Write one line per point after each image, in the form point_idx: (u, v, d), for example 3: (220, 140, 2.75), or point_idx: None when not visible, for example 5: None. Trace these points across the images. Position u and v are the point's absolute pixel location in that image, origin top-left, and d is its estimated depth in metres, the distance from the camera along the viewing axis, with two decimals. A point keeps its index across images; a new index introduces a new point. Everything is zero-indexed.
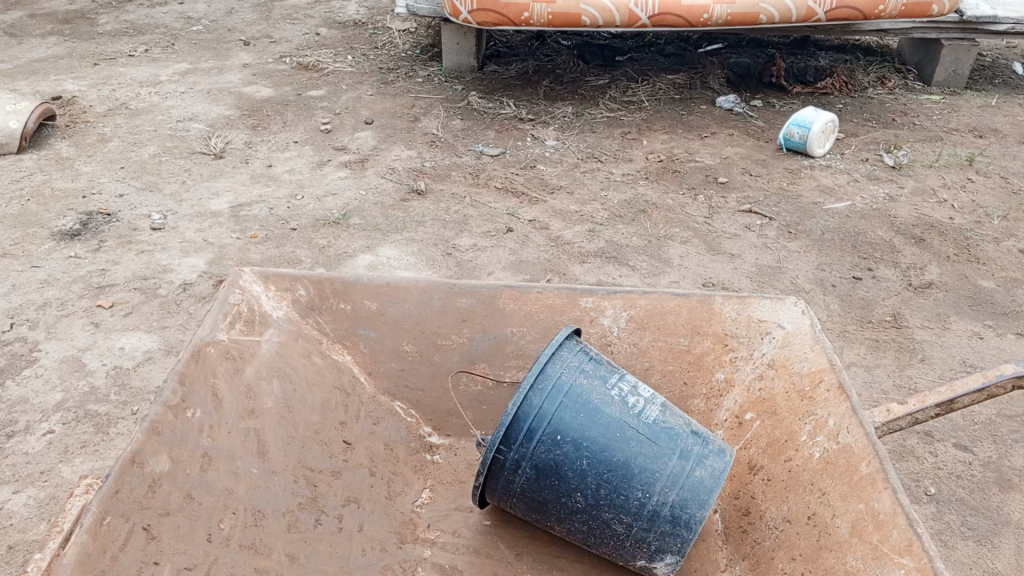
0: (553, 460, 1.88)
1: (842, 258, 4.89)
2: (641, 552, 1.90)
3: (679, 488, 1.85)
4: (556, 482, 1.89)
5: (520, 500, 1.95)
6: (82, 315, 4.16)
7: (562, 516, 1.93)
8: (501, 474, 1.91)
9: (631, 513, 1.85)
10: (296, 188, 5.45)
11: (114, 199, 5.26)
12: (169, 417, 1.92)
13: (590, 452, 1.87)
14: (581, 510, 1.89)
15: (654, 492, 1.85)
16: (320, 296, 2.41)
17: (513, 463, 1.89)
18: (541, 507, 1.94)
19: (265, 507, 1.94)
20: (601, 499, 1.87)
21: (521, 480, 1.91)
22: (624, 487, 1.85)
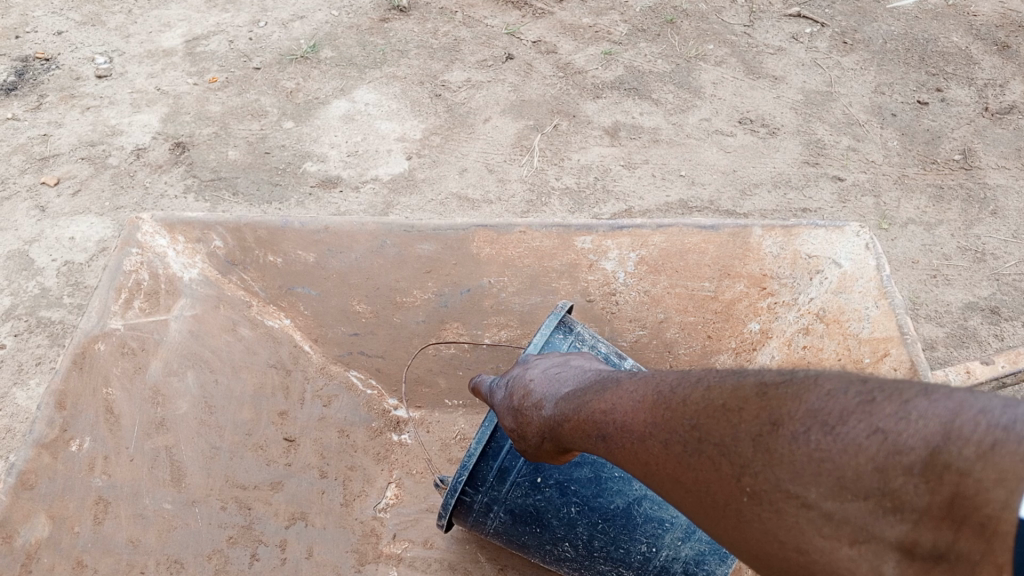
0: (533, 507, 1.45)
1: (907, 74, 4.10)
2: None
3: (696, 541, 1.44)
4: (539, 529, 1.47)
5: (494, 538, 1.54)
6: (25, 197, 3.67)
7: (547, 559, 1.54)
8: (467, 516, 1.48)
9: (633, 566, 1.47)
10: (258, 12, 4.65)
11: (51, 38, 4.52)
12: (45, 461, 1.49)
13: (581, 497, 1.44)
14: (570, 557, 1.51)
15: (664, 547, 1.44)
16: (242, 246, 1.89)
17: (483, 507, 1.46)
18: (520, 548, 1.55)
19: (184, 554, 1.58)
20: (596, 550, 1.47)
21: (493, 523, 1.49)
22: (625, 539, 1.45)
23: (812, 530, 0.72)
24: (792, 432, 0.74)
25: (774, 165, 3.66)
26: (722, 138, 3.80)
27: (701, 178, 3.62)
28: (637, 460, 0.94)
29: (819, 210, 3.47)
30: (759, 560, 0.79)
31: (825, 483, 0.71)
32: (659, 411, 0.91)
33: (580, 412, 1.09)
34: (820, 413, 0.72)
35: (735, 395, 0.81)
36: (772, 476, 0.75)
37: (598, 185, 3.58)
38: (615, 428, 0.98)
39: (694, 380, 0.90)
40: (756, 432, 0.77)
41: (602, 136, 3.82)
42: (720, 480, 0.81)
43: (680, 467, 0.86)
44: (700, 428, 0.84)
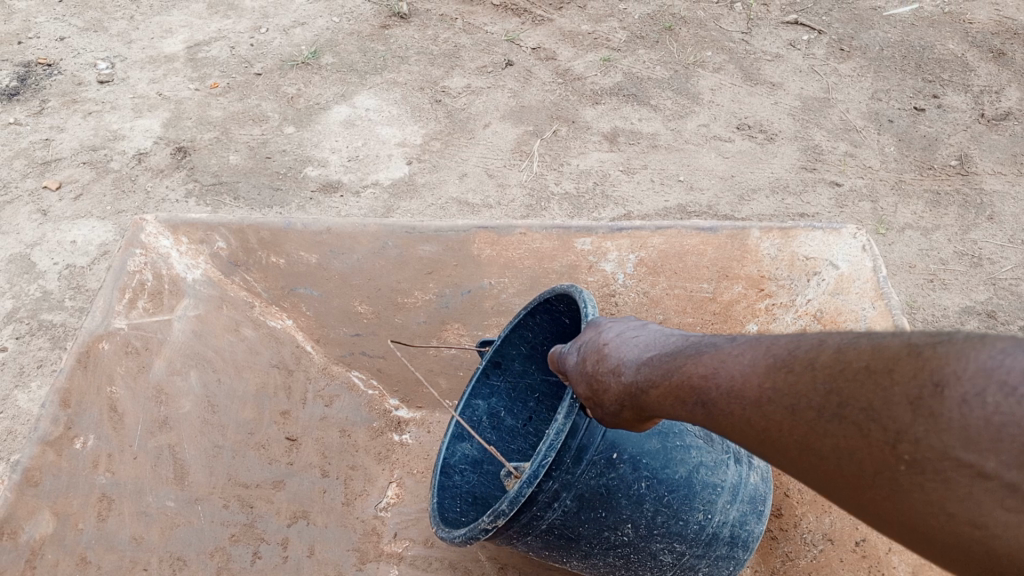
0: (604, 488, 1.28)
1: (903, 81, 4.13)
2: None
3: (741, 502, 1.43)
4: (603, 512, 1.29)
5: (542, 534, 1.29)
6: (27, 201, 3.69)
7: (597, 552, 1.34)
8: (533, 507, 1.23)
9: (687, 539, 1.38)
10: (259, 19, 4.68)
11: (53, 43, 4.56)
12: (49, 458, 1.51)
13: (648, 471, 1.33)
14: (623, 544, 1.34)
15: (716, 512, 1.40)
16: (245, 248, 1.91)
17: (551, 496, 1.23)
18: (569, 544, 1.32)
19: (187, 551, 1.59)
20: (657, 527, 1.35)
21: (556, 512, 1.26)
22: (682, 509, 1.37)
23: (989, 501, 0.65)
24: (957, 396, 0.66)
25: (773, 170, 3.69)
26: (720, 143, 3.82)
27: (700, 183, 3.64)
28: (751, 426, 0.86)
29: (817, 215, 3.48)
30: (913, 531, 0.72)
31: (1004, 451, 0.63)
32: (781, 374, 0.83)
33: (674, 378, 0.99)
34: (996, 372, 0.64)
35: (881, 355, 0.73)
36: (935, 442, 0.67)
37: (597, 190, 3.60)
38: (723, 396, 0.90)
39: (817, 341, 0.81)
40: (913, 395, 0.68)
41: (601, 141, 3.84)
42: (868, 448, 0.72)
43: (812, 434, 0.78)
44: (839, 393, 0.75)
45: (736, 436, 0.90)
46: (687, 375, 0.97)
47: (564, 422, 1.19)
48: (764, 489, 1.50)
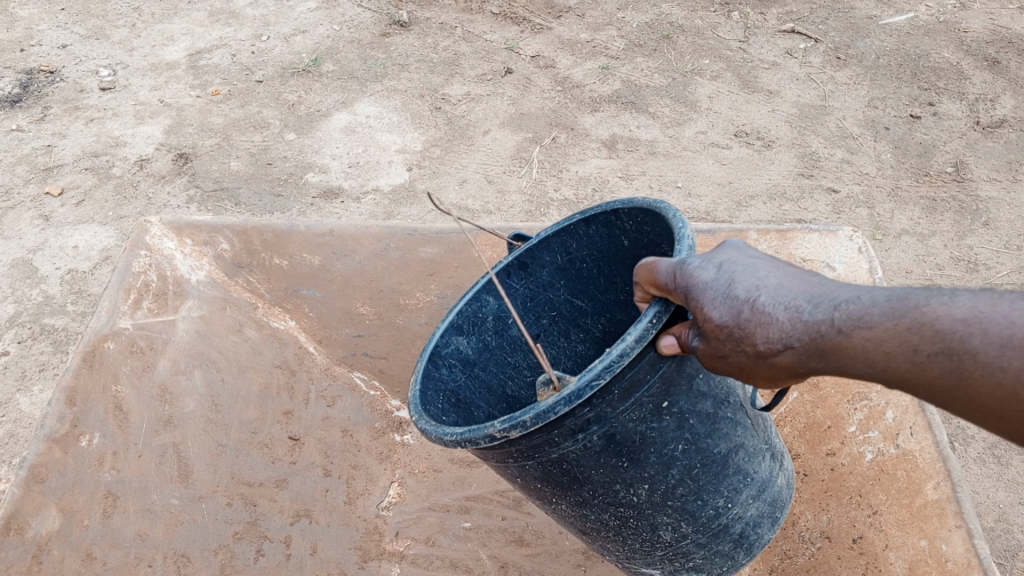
0: (638, 434, 1.11)
1: (899, 89, 4.17)
2: (666, 565, 1.29)
3: (761, 501, 1.28)
4: (624, 464, 1.13)
5: (542, 464, 1.13)
6: (29, 206, 3.71)
7: (595, 502, 1.18)
8: (550, 430, 1.07)
9: (698, 522, 1.22)
10: (260, 26, 4.71)
11: (55, 51, 4.59)
12: (55, 455, 1.53)
13: (692, 435, 1.16)
14: (630, 504, 1.17)
15: (738, 503, 1.24)
16: (248, 249, 1.93)
17: (578, 423, 1.06)
18: (567, 485, 1.16)
19: (191, 548, 1.61)
20: (673, 499, 1.18)
21: (574, 444, 1.09)
22: (707, 491, 1.20)
23: None
24: None
25: (770, 177, 3.72)
26: (718, 150, 3.86)
27: (698, 189, 3.67)
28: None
29: (814, 220, 3.51)
30: None
31: None
32: None
33: (897, 322, 0.84)
34: None
35: None
36: None
37: (595, 196, 3.62)
38: (990, 345, 0.78)
39: None
40: None
41: (599, 148, 3.87)
42: None
43: None
44: None
45: (979, 395, 0.79)
46: (922, 318, 0.82)
47: (633, 350, 1.01)
48: (785, 496, 1.35)
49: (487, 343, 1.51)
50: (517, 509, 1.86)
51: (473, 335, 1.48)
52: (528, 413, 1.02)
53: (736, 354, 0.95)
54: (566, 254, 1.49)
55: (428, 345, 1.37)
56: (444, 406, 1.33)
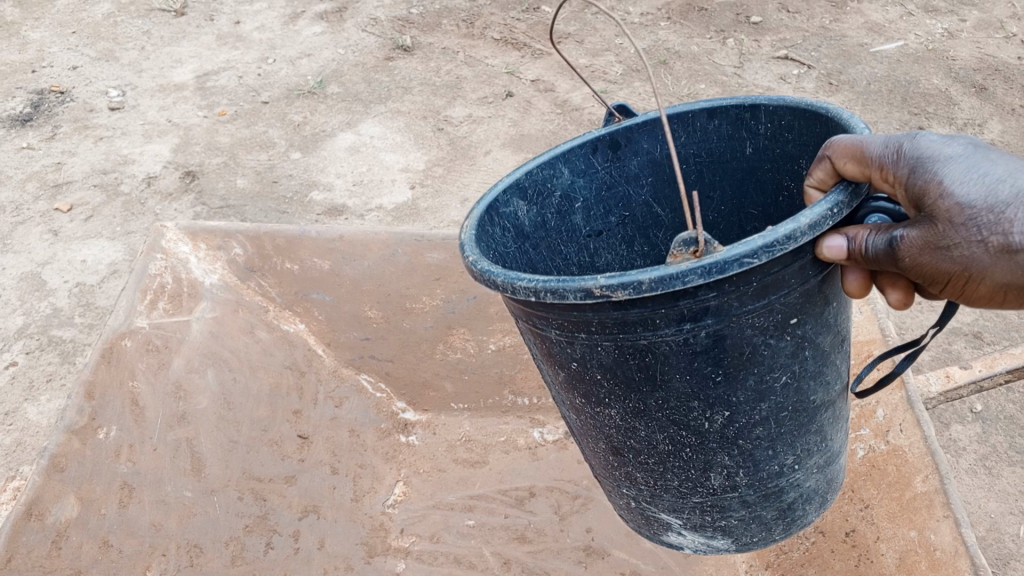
0: (748, 347, 1.00)
1: (890, 114, 4.28)
2: (696, 514, 1.23)
3: (819, 475, 1.24)
4: (718, 381, 1.02)
5: (620, 349, 1.01)
6: (39, 222, 3.78)
7: (658, 415, 1.08)
8: (656, 307, 0.94)
9: (756, 473, 1.16)
10: (267, 50, 4.83)
11: (66, 72, 4.71)
12: (75, 446, 1.58)
13: (798, 370, 1.07)
14: (701, 431, 1.09)
15: (802, 468, 1.20)
16: (260, 253, 1.99)
17: (691, 309, 0.94)
18: (635, 385, 1.05)
19: (204, 539, 1.66)
20: (746, 439, 1.11)
21: (674, 336, 0.97)
22: (780, 443, 1.14)
23: None
24: None
25: None
26: None
27: None
28: None
29: None
30: None
31: None
32: None
33: None
34: None
35: None
36: None
37: None
38: None
39: None
40: None
41: None
42: None
43: None
44: None
45: None
46: None
47: (804, 238, 0.89)
48: (835, 480, 1.32)
49: (546, 221, 1.40)
50: (519, 507, 1.91)
51: (534, 205, 1.37)
52: (649, 274, 0.88)
53: (977, 245, 0.89)
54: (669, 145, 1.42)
55: (490, 194, 1.26)
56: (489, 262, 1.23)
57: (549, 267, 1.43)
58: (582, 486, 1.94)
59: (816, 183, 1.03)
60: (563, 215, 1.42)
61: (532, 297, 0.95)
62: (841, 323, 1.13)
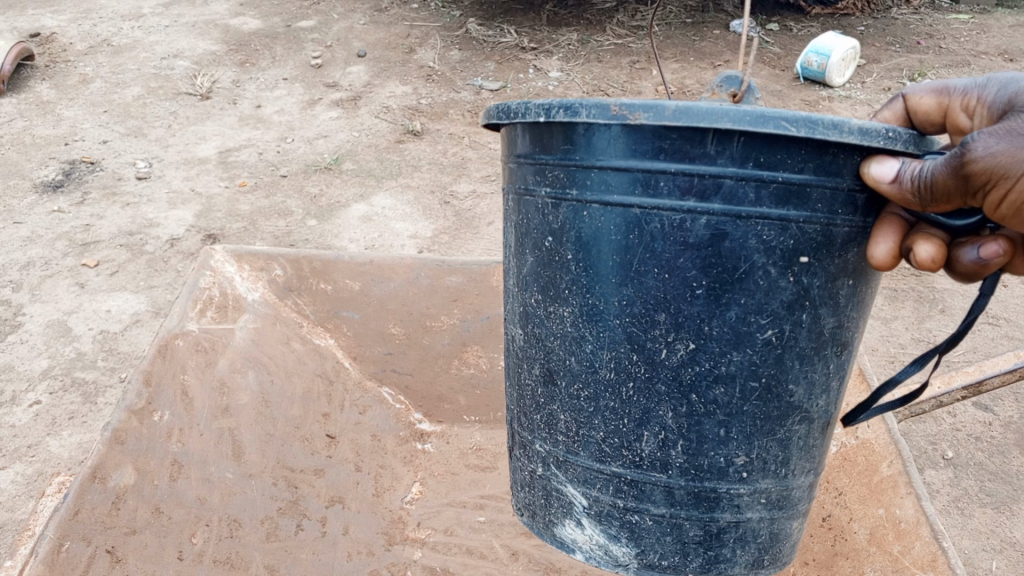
0: (735, 273, 1.05)
1: None
2: (616, 498, 1.22)
3: (760, 508, 1.23)
4: (696, 297, 1.07)
5: (607, 218, 1.09)
6: (67, 275, 4.01)
7: (613, 321, 1.13)
8: (665, 162, 1.02)
9: (693, 453, 1.16)
10: (286, 130, 5.21)
11: (97, 146, 5.05)
12: (133, 423, 1.74)
13: (785, 346, 1.11)
14: (658, 363, 1.12)
15: (745, 479, 1.19)
16: (298, 275, 2.23)
17: (691, 189, 1.02)
18: (603, 275, 1.11)
19: (242, 515, 1.82)
20: (701, 395, 1.13)
21: (669, 214, 1.05)
22: (734, 428, 1.15)
23: None
24: None
25: None
26: None
27: None
28: None
29: None
30: None
31: None
32: None
33: None
34: None
35: None
36: None
37: None
38: None
39: None
40: None
41: None
42: None
43: None
44: None
45: None
46: None
47: (847, 135, 0.97)
48: (774, 544, 1.29)
49: None
50: None
51: None
52: (679, 105, 0.97)
53: None
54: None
55: None
56: None
57: None
58: None
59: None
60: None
61: (543, 116, 1.08)
62: (850, 324, 1.16)
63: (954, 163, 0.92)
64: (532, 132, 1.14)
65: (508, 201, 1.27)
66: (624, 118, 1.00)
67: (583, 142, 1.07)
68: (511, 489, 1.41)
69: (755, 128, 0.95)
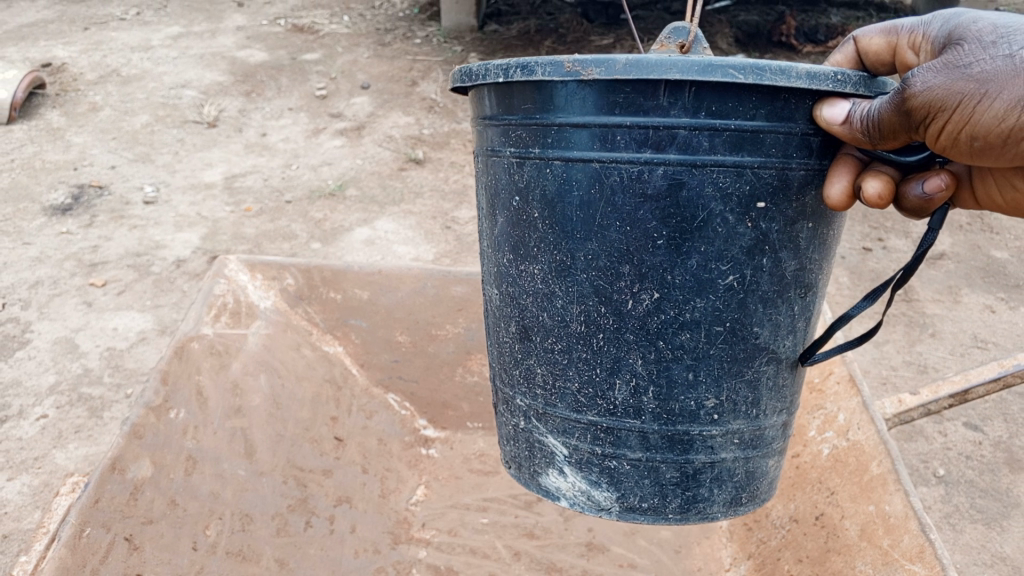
0: (694, 220, 1.14)
1: (851, 227, 4.58)
2: (593, 445, 1.31)
3: (734, 448, 1.31)
4: (658, 247, 1.16)
5: (571, 173, 1.17)
6: (74, 294, 4.08)
7: (581, 274, 1.20)
8: (621, 117, 1.10)
9: (664, 399, 1.25)
10: (291, 158, 5.33)
11: (106, 171, 5.15)
12: (151, 419, 1.81)
13: (745, 287, 1.19)
14: (625, 314, 1.20)
15: (717, 419, 1.28)
16: (309, 284, 2.31)
17: (648, 142, 1.10)
18: (569, 232, 1.19)
19: (253, 511, 1.88)
20: (668, 343, 1.21)
21: (628, 166, 1.12)
22: (702, 372, 1.24)
23: None
24: None
25: None
26: None
27: None
28: None
29: None
30: None
31: None
32: None
33: None
34: None
35: None
36: None
37: None
38: None
39: None
40: None
41: None
42: None
43: None
44: None
45: None
46: None
47: (793, 80, 1.05)
48: (750, 483, 1.38)
49: None
50: (528, 509, 2.18)
51: None
52: (629, 58, 1.04)
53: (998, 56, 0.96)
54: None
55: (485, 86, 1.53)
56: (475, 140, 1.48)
57: None
58: None
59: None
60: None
61: (503, 76, 1.15)
62: (810, 266, 1.25)
63: (894, 102, 0.99)
64: (495, 94, 1.22)
65: (479, 164, 1.35)
66: (577, 75, 1.07)
67: (543, 101, 1.15)
68: (499, 443, 1.50)
69: (703, 77, 1.03)
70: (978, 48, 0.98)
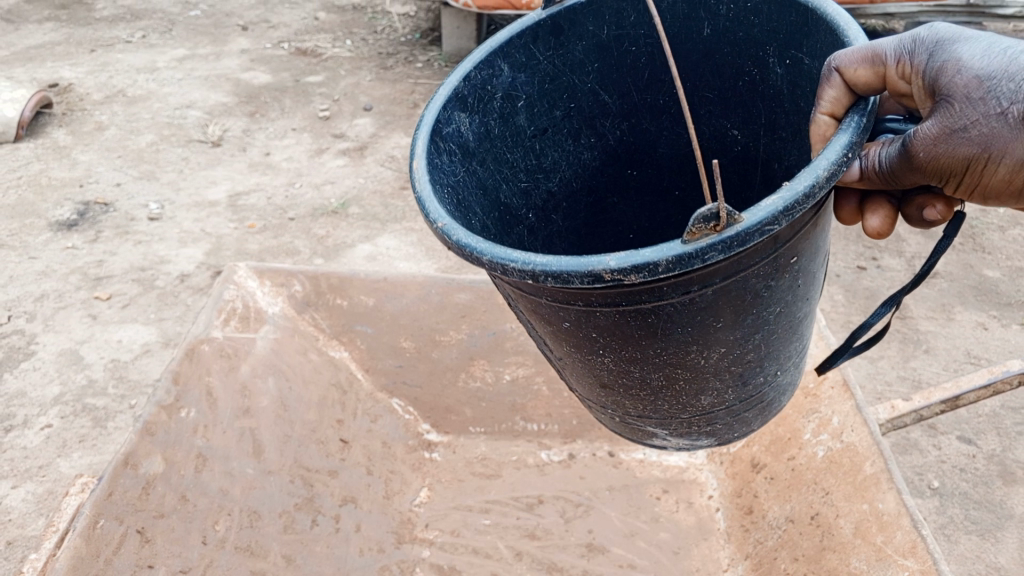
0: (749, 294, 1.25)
1: (846, 246, 4.60)
2: (685, 428, 1.53)
3: (795, 369, 1.56)
4: (718, 325, 1.27)
5: (621, 313, 1.23)
6: (79, 307, 4.14)
7: (653, 361, 1.33)
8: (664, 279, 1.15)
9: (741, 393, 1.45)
10: (295, 177, 5.41)
11: (111, 188, 5.23)
12: (163, 417, 1.87)
13: (791, 298, 1.34)
14: (698, 366, 1.34)
15: (780, 371, 1.49)
16: (316, 291, 2.35)
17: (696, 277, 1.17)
18: (631, 339, 1.29)
19: (261, 508, 1.93)
20: (735, 363, 1.37)
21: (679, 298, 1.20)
22: (766, 359, 1.42)
23: None
24: None
25: None
26: None
27: None
28: None
29: None
30: None
31: None
32: None
33: None
34: None
35: None
36: None
37: None
38: None
39: None
40: None
41: None
42: None
43: None
44: None
45: None
46: None
47: (820, 190, 1.10)
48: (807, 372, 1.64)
49: (489, 126, 1.71)
50: (530, 511, 2.23)
51: (480, 112, 1.67)
52: (667, 257, 1.06)
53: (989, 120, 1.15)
54: (614, 28, 1.82)
55: (426, 118, 1.51)
56: (449, 183, 1.50)
57: (499, 170, 1.74)
58: (584, 496, 2.27)
59: (828, 107, 1.22)
60: (505, 114, 1.74)
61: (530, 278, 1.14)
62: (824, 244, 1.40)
63: (906, 163, 1.20)
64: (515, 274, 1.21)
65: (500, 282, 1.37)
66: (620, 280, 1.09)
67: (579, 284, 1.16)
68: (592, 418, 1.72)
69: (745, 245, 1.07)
70: (971, 108, 1.15)
